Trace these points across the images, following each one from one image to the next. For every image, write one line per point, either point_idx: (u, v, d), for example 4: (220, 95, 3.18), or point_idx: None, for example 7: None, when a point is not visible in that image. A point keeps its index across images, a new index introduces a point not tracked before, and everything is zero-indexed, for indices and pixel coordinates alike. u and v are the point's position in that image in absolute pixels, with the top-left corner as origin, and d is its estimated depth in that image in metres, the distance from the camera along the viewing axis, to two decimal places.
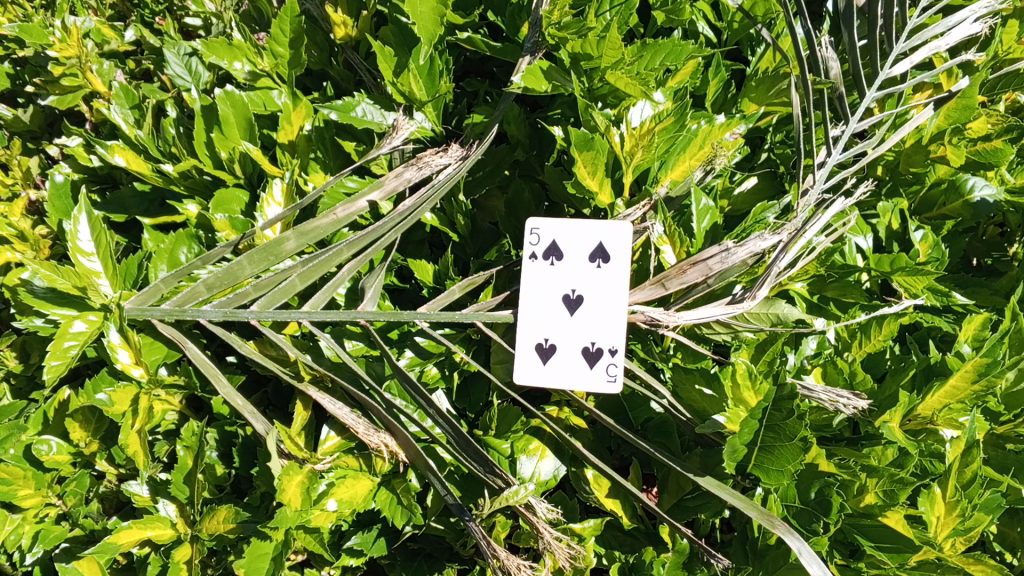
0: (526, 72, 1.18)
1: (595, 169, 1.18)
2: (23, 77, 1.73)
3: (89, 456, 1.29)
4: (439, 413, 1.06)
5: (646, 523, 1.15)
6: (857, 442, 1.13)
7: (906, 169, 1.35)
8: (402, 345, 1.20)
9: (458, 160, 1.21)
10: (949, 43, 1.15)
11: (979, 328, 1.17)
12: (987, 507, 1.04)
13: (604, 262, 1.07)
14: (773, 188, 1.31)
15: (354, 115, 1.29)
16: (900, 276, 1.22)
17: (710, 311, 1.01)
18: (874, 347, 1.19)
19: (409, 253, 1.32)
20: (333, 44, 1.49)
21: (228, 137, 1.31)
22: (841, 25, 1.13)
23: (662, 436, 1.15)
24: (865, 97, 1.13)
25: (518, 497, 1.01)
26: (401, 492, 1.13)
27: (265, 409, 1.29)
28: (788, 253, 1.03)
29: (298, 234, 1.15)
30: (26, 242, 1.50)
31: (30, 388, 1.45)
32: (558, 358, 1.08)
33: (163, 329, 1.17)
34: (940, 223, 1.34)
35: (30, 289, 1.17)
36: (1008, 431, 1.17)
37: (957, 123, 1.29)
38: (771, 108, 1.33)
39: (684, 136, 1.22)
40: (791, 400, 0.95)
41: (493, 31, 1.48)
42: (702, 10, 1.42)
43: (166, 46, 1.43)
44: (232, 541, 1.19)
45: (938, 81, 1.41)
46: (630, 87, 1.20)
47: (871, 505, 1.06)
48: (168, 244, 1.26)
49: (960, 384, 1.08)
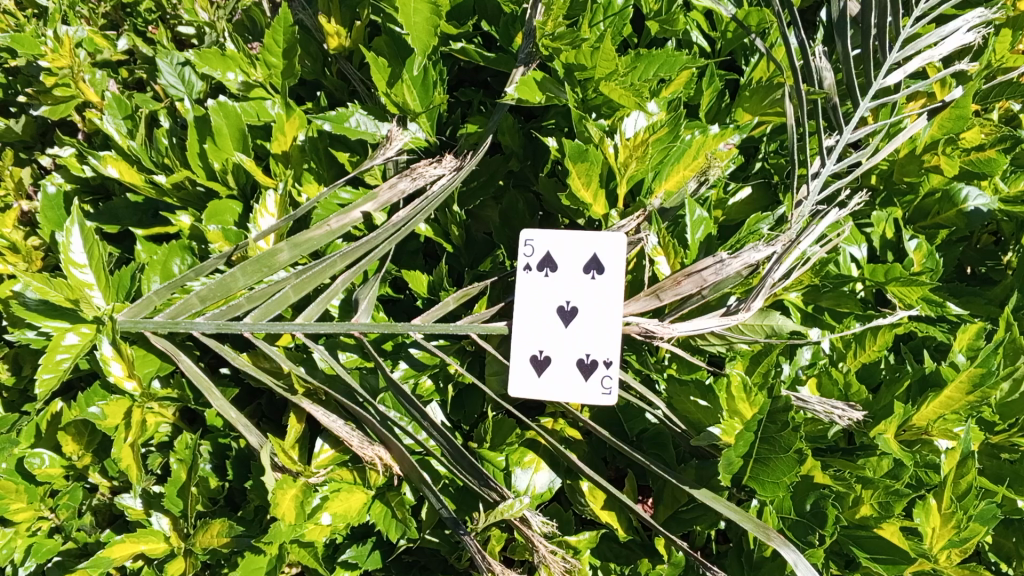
0: (520, 83, 1.18)
1: (590, 180, 1.17)
2: (15, 87, 1.72)
3: (81, 469, 1.28)
4: (433, 426, 1.05)
5: (641, 535, 1.15)
6: (853, 453, 1.12)
7: (900, 179, 1.35)
8: (397, 357, 1.20)
9: (452, 171, 1.21)
10: (942, 53, 1.16)
11: (974, 338, 1.17)
12: (982, 518, 1.04)
13: (599, 273, 1.07)
14: (768, 198, 1.32)
15: (348, 126, 1.29)
16: (895, 286, 1.22)
17: (705, 322, 1.01)
18: (869, 357, 1.19)
19: (403, 264, 1.32)
20: (326, 54, 1.49)
21: (221, 148, 1.31)
22: (834, 34, 1.14)
23: (657, 447, 1.15)
24: (858, 107, 1.13)
25: (513, 511, 1.00)
26: (396, 505, 1.12)
27: (258, 421, 1.29)
28: (782, 264, 1.03)
29: (291, 245, 1.14)
30: (19, 254, 1.49)
31: (23, 401, 1.44)
32: (554, 370, 1.07)
33: (156, 341, 1.16)
34: (934, 232, 1.34)
35: (22, 302, 1.16)
36: (1003, 441, 1.17)
37: (950, 132, 1.31)
38: (764, 118, 1.33)
39: (678, 147, 1.21)
40: (785, 412, 0.95)
41: (488, 40, 1.48)
42: (696, 20, 1.42)
43: (159, 56, 1.43)
44: (226, 555, 1.17)
45: (931, 90, 1.41)
46: (625, 99, 1.21)
47: (867, 517, 1.06)
48: (161, 255, 1.27)
49: (955, 395, 1.09)
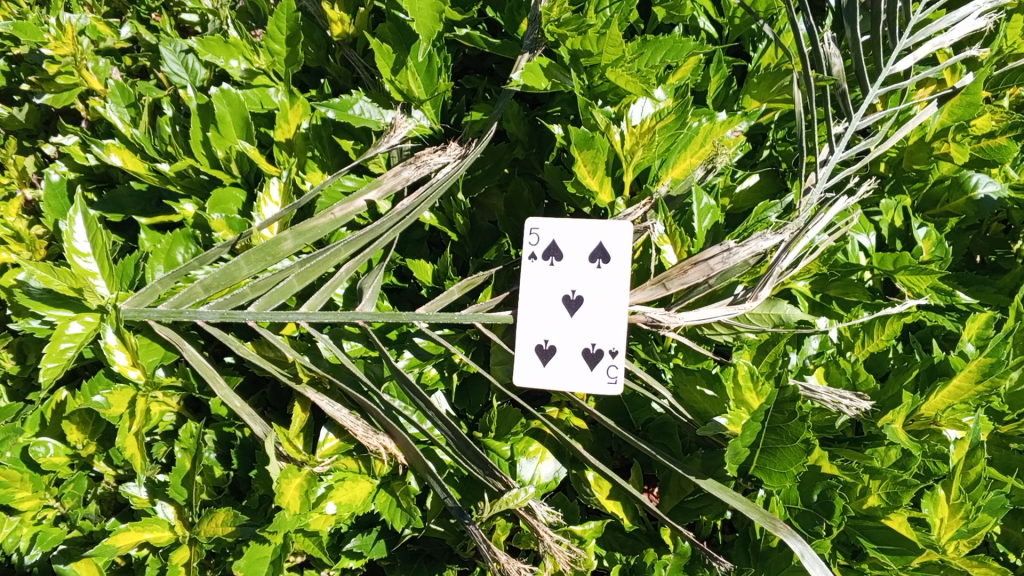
0: (526, 69, 1.17)
1: (596, 168, 1.17)
2: (18, 75, 1.72)
3: (86, 458, 1.29)
4: (438, 415, 1.05)
5: (647, 524, 1.14)
6: (860, 443, 1.12)
7: (909, 166, 1.34)
8: (402, 346, 1.19)
9: (457, 159, 1.20)
10: (953, 39, 1.13)
11: (983, 327, 1.16)
12: (991, 508, 1.04)
13: (604, 262, 1.06)
14: (776, 185, 1.29)
15: (352, 113, 1.28)
16: (904, 275, 1.21)
17: (712, 312, 1.00)
18: (878, 346, 1.17)
19: (408, 253, 1.31)
20: (330, 41, 1.47)
21: (225, 136, 1.30)
22: (843, 20, 1.12)
23: (663, 437, 1.14)
24: (867, 94, 1.11)
25: (518, 501, 0.99)
26: (401, 495, 1.13)
27: (264, 410, 1.29)
28: (791, 253, 1.02)
29: (295, 234, 1.13)
30: (22, 243, 1.49)
31: (27, 390, 1.44)
32: (559, 359, 1.07)
33: (160, 330, 1.15)
34: (944, 220, 1.33)
35: (25, 290, 1.15)
36: (1012, 431, 1.16)
37: (961, 119, 1.28)
38: (773, 105, 1.31)
39: (685, 133, 1.21)
40: (793, 402, 0.95)
41: (493, 27, 1.46)
42: (703, 6, 1.40)
43: (161, 44, 1.42)
44: (231, 543, 1.18)
45: (942, 76, 1.40)
46: (631, 85, 1.18)
47: (874, 507, 1.05)
48: (164, 244, 1.25)
49: (964, 385, 1.08)
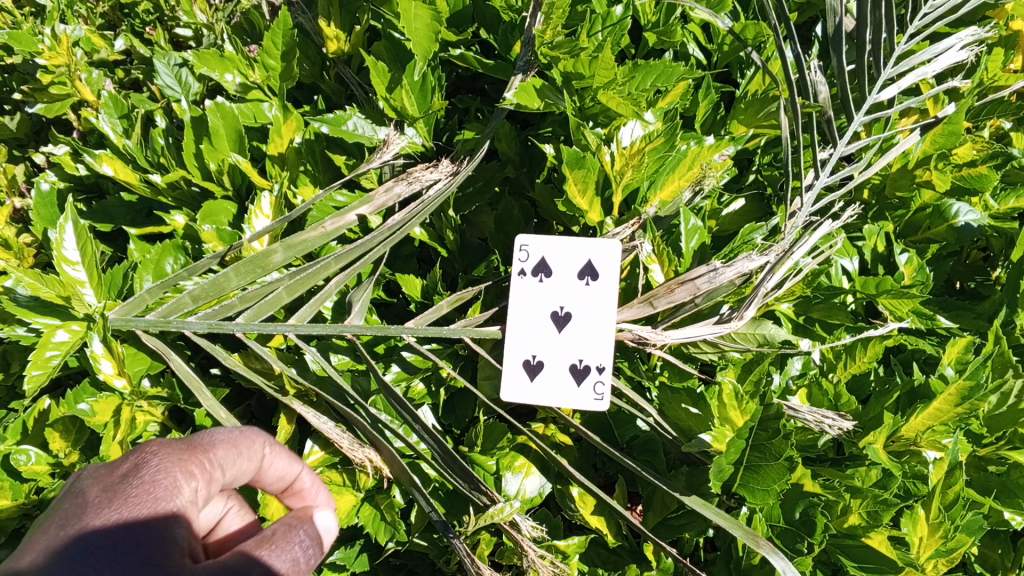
0: (520, 88, 1.18)
1: (586, 187, 1.19)
2: (10, 85, 1.73)
3: (68, 467, 1.25)
4: (424, 429, 1.05)
5: (630, 541, 1.14)
6: (842, 463, 1.13)
7: (892, 193, 1.38)
8: (389, 360, 1.20)
9: (448, 176, 1.21)
10: (935, 70, 1.17)
11: (963, 351, 1.17)
12: (969, 528, 1.04)
13: (593, 280, 1.07)
14: (761, 209, 1.32)
15: (346, 129, 1.30)
16: (886, 298, 1.23)
17: (698, 330, 1.01)
18: (860, 368, 1.20)
19: (397, 268, 1.32)
20: (325, 58, 1.50)
21: (218, 148, 1.31)
22: (830, 50, 1.14)
23: (648, 453, 1.14)
24: (852, 121, 1.14)
25: (503, 515, 0.99)
26: (384, 508, 1.11)
27: (248, 422, 1.29)
28: (775, 273, 1.04)
29: (286, 246, 1.14)
30: (10, 250, 1.47)
31: (9, 399, 1.42)
32: (546, 375, 1.08)
33: (146, 340, 1.14)
34: (924, 246, 1.36)
35: (14, 297, 1.16)
36: (990, 453, 1.18)
37: (944, 148, 1.33)
38: (759, 130, 1.35)
39: (673, 156, 1.24)
40: (776, 420, 0.96)
41: (486, 48, 1.49)
42: (693, 32, 1.45)
43: (156, 56, 1.44)
44: None
45: (924, 106, 1.45)
46: (622, 107, 1.22)
47: (855, 526, 1.06)
48: (154, 254, 1.26)
49: (943, 407, 1.10)
